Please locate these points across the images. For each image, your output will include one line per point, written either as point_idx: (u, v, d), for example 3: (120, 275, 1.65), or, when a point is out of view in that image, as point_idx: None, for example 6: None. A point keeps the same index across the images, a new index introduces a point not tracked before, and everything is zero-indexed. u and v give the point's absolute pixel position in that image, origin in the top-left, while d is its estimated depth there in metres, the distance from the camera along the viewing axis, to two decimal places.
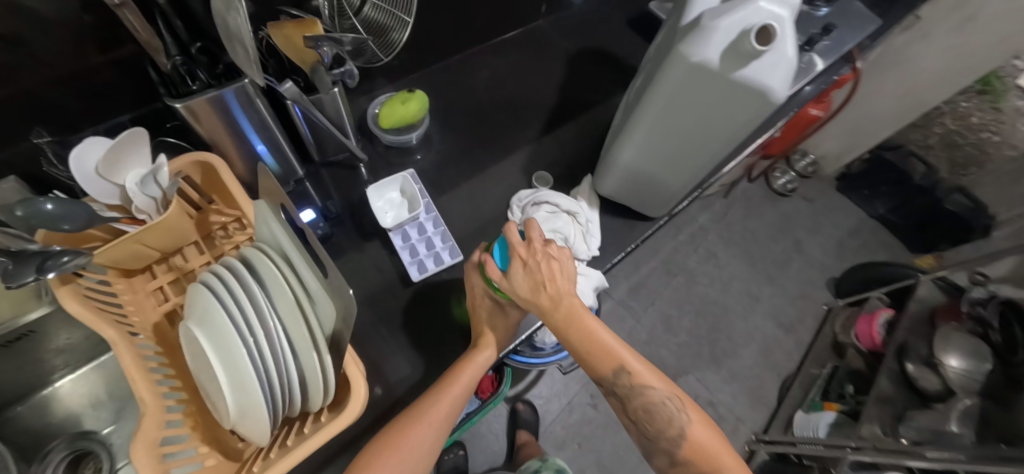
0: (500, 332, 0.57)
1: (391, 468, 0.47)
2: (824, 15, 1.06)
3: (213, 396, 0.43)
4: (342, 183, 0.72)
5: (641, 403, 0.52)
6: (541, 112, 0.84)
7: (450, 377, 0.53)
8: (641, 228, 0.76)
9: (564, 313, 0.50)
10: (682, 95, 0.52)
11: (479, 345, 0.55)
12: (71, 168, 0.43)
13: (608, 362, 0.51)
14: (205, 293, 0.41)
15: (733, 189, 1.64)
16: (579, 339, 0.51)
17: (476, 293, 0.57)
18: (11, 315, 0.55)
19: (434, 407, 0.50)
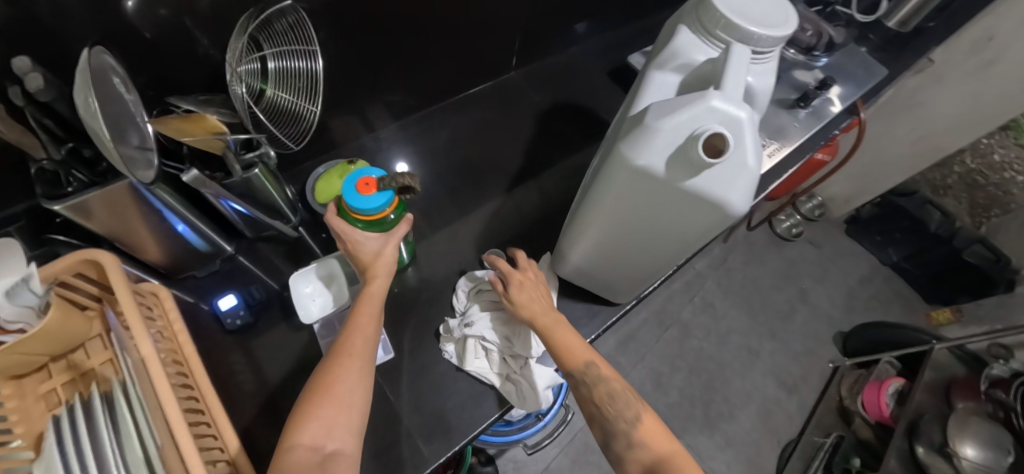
0: (389, 256, 0.51)
1: (326, 409, 0.40)
2: (823, 65, 0.99)
3: None
4: (279, 259, 0.68)
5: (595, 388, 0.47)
6: (502, 178, 0.80)
7: (342, 340, 0.45)
8: (605, 314, 0.68)
9: (549, 318, 0.53)
10: (632, 198, 0.45)
11: (370, 276, 0.50)
12: None
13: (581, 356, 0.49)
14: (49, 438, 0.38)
15: (732, 233, 1.55)
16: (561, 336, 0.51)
17: (356, 241, 0.50)
18: None
19: (348, 341, 0.45)
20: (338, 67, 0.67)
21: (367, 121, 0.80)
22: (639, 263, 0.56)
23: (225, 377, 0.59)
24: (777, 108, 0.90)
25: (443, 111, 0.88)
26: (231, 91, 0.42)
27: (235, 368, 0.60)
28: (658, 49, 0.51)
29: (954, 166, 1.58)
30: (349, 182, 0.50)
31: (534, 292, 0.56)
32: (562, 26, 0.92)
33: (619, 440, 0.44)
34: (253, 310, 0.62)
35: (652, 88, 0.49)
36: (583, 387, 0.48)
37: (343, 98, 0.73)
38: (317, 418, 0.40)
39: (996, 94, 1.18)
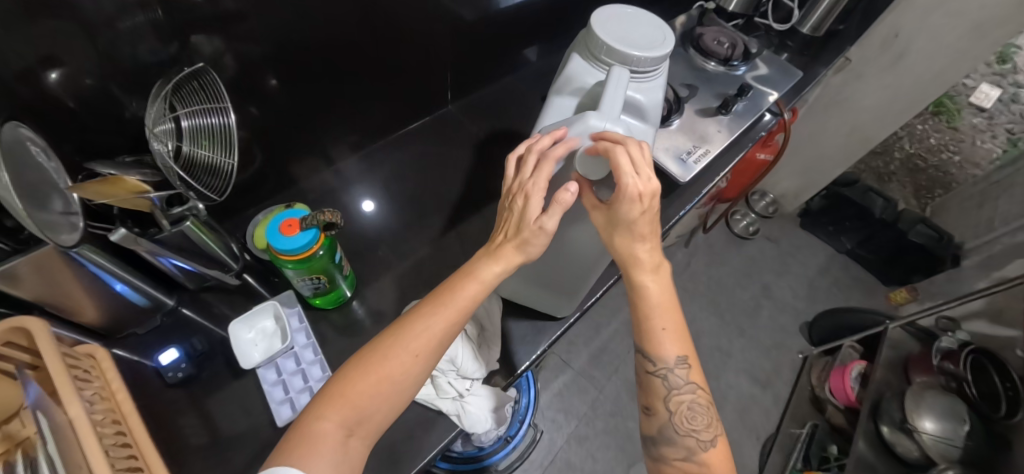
0: (537, 241, 0.47)
1: (373, 386, 0.42)
2: (742, 73, 1.07)
3: None
4: (224, 307, 0.69)
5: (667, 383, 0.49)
6: (445, 206, 0.84)
7: (451, 284, 0.47)
8: (550, 329, 0.70)
9: (653, 262, 0.49)
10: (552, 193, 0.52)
11: (491, 259, 0.47)
12: None
13: (673, 341, 0.49)
14: None
15: (692, 238, 1.60)
16: (660, 299, 0.48)
17: (534, 193, 0.46)
18: None
19: (427, 323, 0.44)
20: (274, 117, 0.71)
21: (309, 165, 0.83)
22: (568, 264, 0.60)
23: (171, 433, 0.58)
24: (700, 117, 0.95)
25: (386, 148, 0.92)
26: (153, 149, 0.45)
27: (181, 421, 0.60)
28: (556, 75, 0.55)
29: (893, 152, 1.66)
30: (274, 225, 0.53)
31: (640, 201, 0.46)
32: (492, 59, 0.97)
33: (675, 427, 0.49)
34: (195, 360, 0.63)
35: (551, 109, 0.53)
36: (660, 378, 0.49)
37: (285, 146, 0.76)
38: (367, 396, 0.42)
39: (912, 85, 1.26)
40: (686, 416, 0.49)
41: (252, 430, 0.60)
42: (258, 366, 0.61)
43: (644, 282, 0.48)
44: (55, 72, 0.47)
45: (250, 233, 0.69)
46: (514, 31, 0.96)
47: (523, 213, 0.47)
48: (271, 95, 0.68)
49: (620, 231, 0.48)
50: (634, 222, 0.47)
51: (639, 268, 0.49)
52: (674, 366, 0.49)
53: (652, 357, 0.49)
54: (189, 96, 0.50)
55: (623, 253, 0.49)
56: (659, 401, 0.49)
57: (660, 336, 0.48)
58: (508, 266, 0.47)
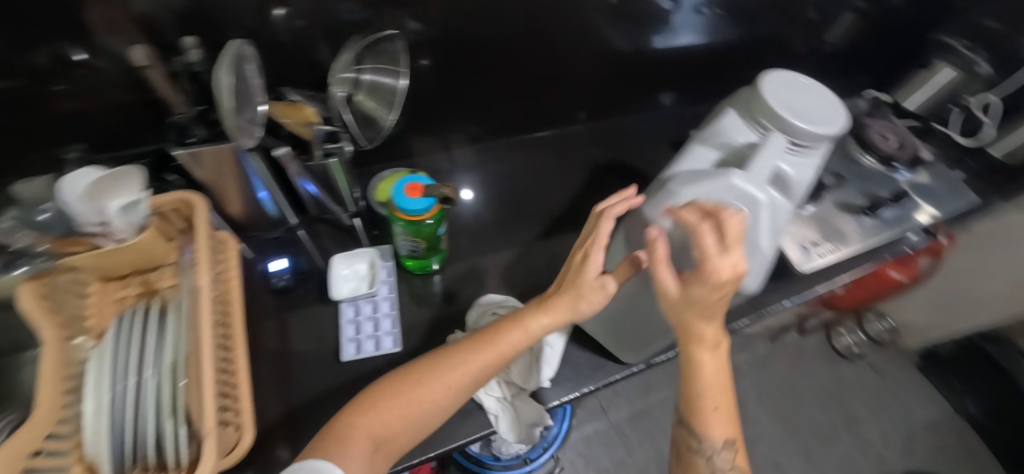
0: (583, 302, 0.49)
1: (403, 408, 0.44)
2: (904, 178, 0.94)
3: (85, 435, 0.42)
4: (330, 240, 0.77)
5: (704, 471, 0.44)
6: (544, 216, 0.85)
7: (499, 326, 0.50)
8: (609, 370, 0.68)
9: (712, 346, 0.43)
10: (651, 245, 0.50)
11: (538, 311, 0.50)
12: (60, 194, 0.46)
13: (721, 421, 0.43)
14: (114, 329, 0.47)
15: (781, 335, 1.44)
16: (711, 381, 0.43)
17: (592, 264, 0.49)
18: None
19: (464, 361, 0.47)
20: (424, 90, 0.78)
21: (437, 141, 0.90)
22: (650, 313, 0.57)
23: (255, 330, 0.66)
24: (840, 210, 0.87)
25: (506, 146, 0.96)
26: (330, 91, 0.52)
27: (267, 324, 0.67)
28: (705, 124, 0.54)
29: None
30: (402, 183, 0.57)
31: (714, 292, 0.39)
32: (633, 92, 0.97)
33: None
34: (293, 276, 0.71)
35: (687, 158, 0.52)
36: (701, 458, 0.44)
37: (424, 118, 0.83)
38: (396, 414, 0.44)
39: None
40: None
41: (314, 353, 0.66)
42: (342, 301, 0.68)
43: (700, 359, 0.42)
44: (282, 8, 0.56)
45: (372, 185, 0.76)
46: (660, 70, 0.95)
47: (579, 273, 0.50)
48: (428, 71, 0.75)
49: (688, 306, 0.41)
50: (706, 302, 0.40)
51: (700, 344, 0.42)
52: (719, 449, 0.44)
53: (698, 434, 0.44)
54: (372, 55, 0.57)
55: (686, 322, 0.42)
56: None
57: (710, 415, 0.43)
58: (554, 321, 0.49)
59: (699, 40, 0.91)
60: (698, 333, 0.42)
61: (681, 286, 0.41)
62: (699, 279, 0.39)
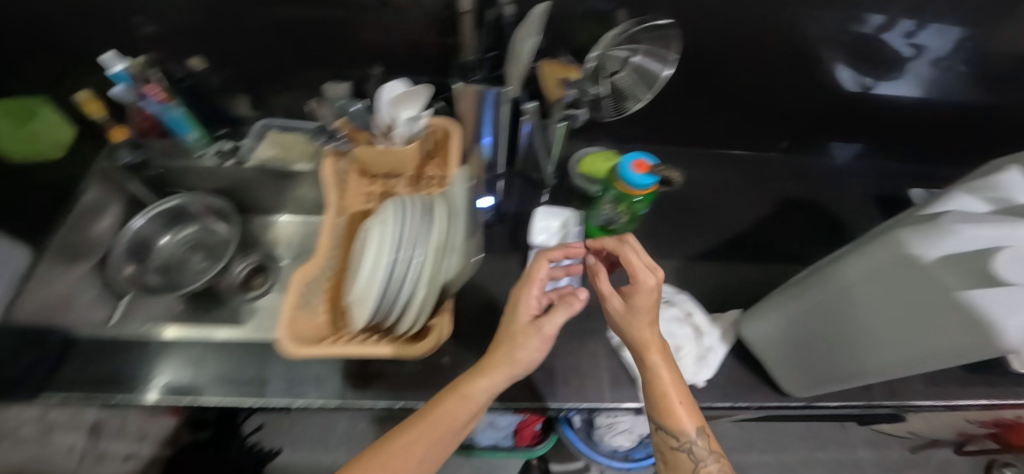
0: (517, 356, 0.50)
1: None
2: None
3: (361, 282, 0.51)
4: (523, 193, 0.85)
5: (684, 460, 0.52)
6: (721, 229, 0.84)
7: (434, 401, 0.51)
8: (766, 395, 0.66)
9: (660, 356, 0.53)
10: (895, 269, 0.47)
11: (471, 378, 0.50)
12: (379, 95, 0.61)
13: (691, 421, 0.52)
14: (394, 204, 0.55)
15: (928, 449, 1.23)
16: (670, 390, 0.53)
17: (520, 311, 0.52)
18: (295, 162, 0.79)
19: (407, 440, 0.48)
20: None
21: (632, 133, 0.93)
22: (849, 349, 0.54)
23: None
24: None
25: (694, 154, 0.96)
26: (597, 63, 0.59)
27: None
28: (978, 171, 0.50)
29: None
30: (630, 156, 0.62)
31: (648, 296, 0.52)
32: (847, 131, 0.91)
33: None
34: (490, 215, 0.81)
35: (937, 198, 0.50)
36: (683, 452, 0.53)
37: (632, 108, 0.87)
38: None
39: None
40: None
41: (492, 285, 0.74)
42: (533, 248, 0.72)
43: (654, 361, 0.52)
44: None
45: (578, 154, 0.79)
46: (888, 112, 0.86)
47: (511, 319, 0.52)
48: None
49: (632, 317, 0.53)
50: (636, 327, 0.53)
51: (650, 348, 0.53)
52: (695, 438, 0.52)
53: (674, 433, 0.52)
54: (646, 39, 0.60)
55: (630, 332, 0.54)
56: None
57: (676, 409, 0.52)
58: (490, 378, 0.50)
59: (950, 94, 0.83)
60: (650, 345, 0.53)
61: (625, 303, 0.54)
62: (641, 292, 0.51)
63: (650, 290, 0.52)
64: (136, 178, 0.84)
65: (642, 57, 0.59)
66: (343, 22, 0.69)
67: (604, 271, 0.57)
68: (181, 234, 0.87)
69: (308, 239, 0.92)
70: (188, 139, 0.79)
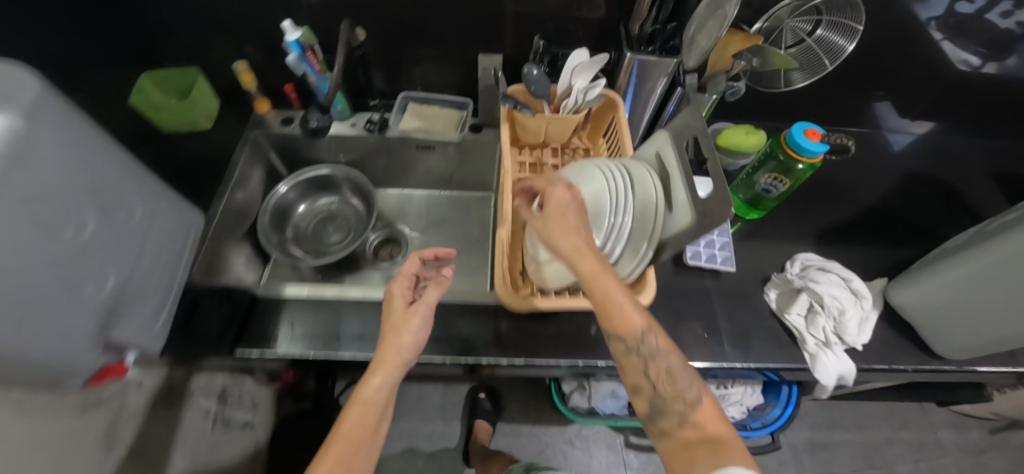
0: (419, 319, 0.58)
1: (351, 450, 0.50)
2: None
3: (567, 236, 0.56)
4: None
5: (645, 361, 0.50)
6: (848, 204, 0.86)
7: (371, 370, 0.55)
8: (920, 359, 0.68)
9: (592, 265, 0.49)
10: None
11: (399, 337, 0.57)
12: (564, 62, 0.64)
13: (622, 323, 0.49)
14: (591, 163, 0.60)
15: (1008, 431, 1.25)
16: (597, 286, 0.49)
17: (399, 298, 0.60)
18: (438, 133, 0.82)
19: (369, 391, 0.53)
20: None
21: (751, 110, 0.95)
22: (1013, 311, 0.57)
23: None
24: None
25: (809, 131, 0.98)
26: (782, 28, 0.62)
27: None
28: None
29: None
30: (800, 125, 0.64)
31: (560, 198, 0.52)
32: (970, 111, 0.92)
33: (678, 413, 0.49)
34: None
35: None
36: (636, 353, 0.51)
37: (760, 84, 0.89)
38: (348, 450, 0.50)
39: None
40: (666, 380, 0.50)
41: None
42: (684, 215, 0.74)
43: (586, 265, 0.49)
44: None
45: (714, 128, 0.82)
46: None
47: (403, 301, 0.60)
48: None
49: (548, 223, 0.52)
50: (570, 232, 0.51)
51: (580, 255, 0.49)
52: (643, 335, 0.50)
53: (620, 335, 0.50)
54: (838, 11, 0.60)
55: (564, 247, 0.50)
56: (642, 378, 0.51)
57: (622, 309, 0.49)
58: (416, 332, 0.57)
59: None
60: (569, 246, 0.50)
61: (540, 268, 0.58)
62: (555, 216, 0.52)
63: (565, 205, 0.52)
64: (279, 147, 0.86)
65: (827, 29, 0.60)
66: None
67: (399, 286, 0.61)
68: (316, 202, 0.90)
69: (433, 211, 0.94)
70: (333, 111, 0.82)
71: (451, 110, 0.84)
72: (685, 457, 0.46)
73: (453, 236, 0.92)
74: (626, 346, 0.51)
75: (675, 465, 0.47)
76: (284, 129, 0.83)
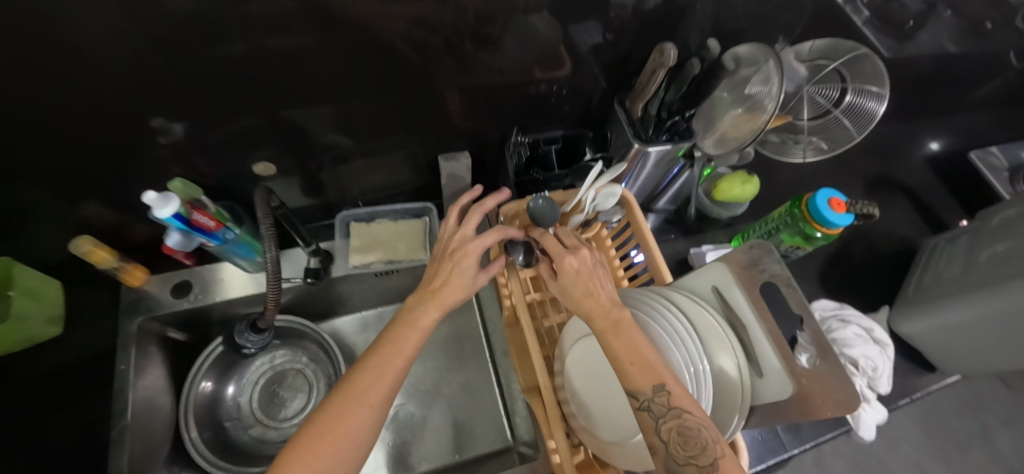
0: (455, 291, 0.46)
1: (327, 458, 0.38)
2: None
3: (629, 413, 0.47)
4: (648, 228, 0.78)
5: (672, 426, 0.38)
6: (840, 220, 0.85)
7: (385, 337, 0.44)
8: (929, 379, 0.71)
9: (609, 322, 0.43)
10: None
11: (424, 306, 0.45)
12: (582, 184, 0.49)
13: (642, 371, 0.40)
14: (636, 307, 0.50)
15: None
16: (623, 348, 0.42)
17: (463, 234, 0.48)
18: (403, 257, 0.64)
19: (374, 378, 0.41)
20: None
21: None
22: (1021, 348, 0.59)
23: None
24: None
25: None
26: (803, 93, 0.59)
27: None
28: None
29: None
30: (823, 194, 0.59)
31: (571, 268, 0.46)
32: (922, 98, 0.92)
33: None
34: None
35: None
36: (650, 415, 0.39)
37: None
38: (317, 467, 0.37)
39: None
40: (681, 445, 0.38)
41: None
42: None
43: (608, 342, 0.42)
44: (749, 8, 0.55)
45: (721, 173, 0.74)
46: (961, 80, 0.88)
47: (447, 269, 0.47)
48: None
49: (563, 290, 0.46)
50: (584, 287, 0.45)
51: (594, 314, 0.44)
52: (654, 396, 0.39)
53: (628, 395, 0.41)
54: (860, 79, 0.57)
55: (582, 306, 0.45)
56: (651, 436, 0.39)
57: (626, 371, 0.41)
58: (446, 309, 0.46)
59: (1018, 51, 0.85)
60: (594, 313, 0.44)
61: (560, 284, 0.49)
62: (566, 275, 0.46)
63: (580, 272, 0.46)
64: (184, 322, 0.63)
65: (854, 95, 0.58)
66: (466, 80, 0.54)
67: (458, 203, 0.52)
68: (249, 371, 0.69)
69: None
70: (249, 263, 0.63)
71: (410, 223, 0.66)
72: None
73: (439, 355, 0.77)
74: (639, 399, 0.40)
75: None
76: (179, 302, 0.61)
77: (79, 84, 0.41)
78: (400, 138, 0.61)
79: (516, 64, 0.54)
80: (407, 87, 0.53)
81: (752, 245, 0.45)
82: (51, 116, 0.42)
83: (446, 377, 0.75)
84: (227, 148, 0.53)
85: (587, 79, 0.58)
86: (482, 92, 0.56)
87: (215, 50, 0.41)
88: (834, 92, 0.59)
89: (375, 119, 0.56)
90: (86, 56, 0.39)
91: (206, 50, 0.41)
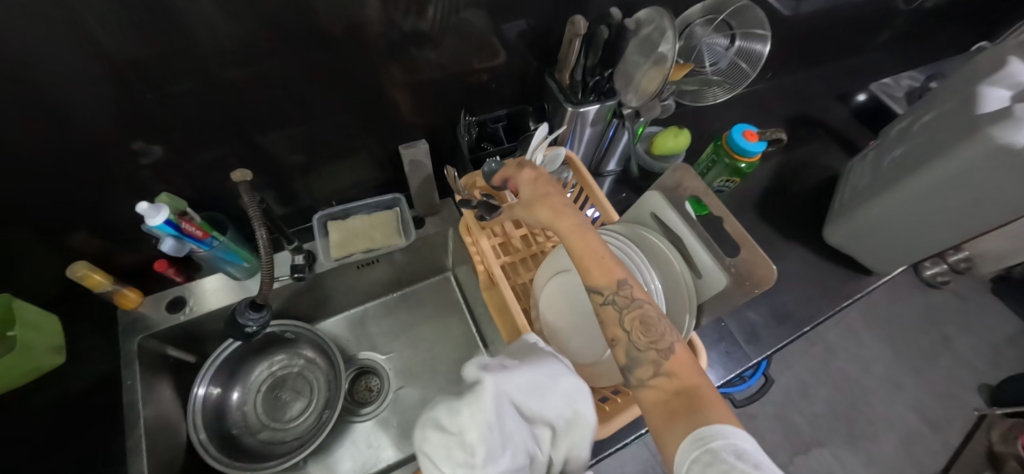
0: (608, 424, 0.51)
1: None
2: None
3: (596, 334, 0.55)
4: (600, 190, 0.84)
5: (636, 313, 0.42)
6: (769, 161, 0.93)
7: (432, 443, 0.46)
8: (866, 281, 0.81)
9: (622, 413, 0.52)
10: (967, 171, 0.61)
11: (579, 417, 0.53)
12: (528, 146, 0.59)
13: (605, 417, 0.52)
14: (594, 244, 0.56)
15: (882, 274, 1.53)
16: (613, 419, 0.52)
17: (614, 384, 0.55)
18: (382, 244, 0.69)
19: None
20: None
21: None
22: (923, 233, 0.70)
23: None
24: None
25: None
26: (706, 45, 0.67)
27: None
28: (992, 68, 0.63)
29: None
30: (738, 128, 0.68)
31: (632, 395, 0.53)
32: (821, 47, 1.02)
33: (640, 368, 0.40)
34: None
35: (958, 81, 0.68)
36: (614, 306, 0.43)
37: None
38: None
39: None
40: (643, 325, 0.42)
41: None
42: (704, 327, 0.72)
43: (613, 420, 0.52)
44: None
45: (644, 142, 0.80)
46: (846, 26, 0.99)
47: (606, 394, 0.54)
48: None
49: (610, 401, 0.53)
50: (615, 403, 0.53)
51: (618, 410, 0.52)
52: (620, 285, 0.44)
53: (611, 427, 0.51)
54: (737, 19, 0.67)
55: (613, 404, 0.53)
56: (618, 327, 0.42)
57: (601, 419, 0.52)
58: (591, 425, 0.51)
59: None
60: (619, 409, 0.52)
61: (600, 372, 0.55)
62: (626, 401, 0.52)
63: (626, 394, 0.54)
64: (180, 338, 0.67)
65: (742, 39, 0.68)
66: (391, 93, 0.62)
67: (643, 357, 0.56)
68: (251, 380, 0.73)
69: (398, 321, 0.83)
70: (237, 270, 0.67)
71: (382, 213, 0.72)
72: (665, 415, 0.37)
73: (432, 340, 0.82)
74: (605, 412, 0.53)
75: (657, 425, 0.37)
76: (174, 316, 0.64)
77: (57, 111, 0.45)
78: (363, 143, 0.68)
79: (456, 60, 0.61)
80: (344, 94, 0.59)
81: (675, 169, 0.51)
82: (32, 145, 0.47)
83: (440, 357, 0.80)
84: (203, 172, 0.59)
85: (518, 62, 0.67)
86: (421, 90, 0.63)
87: (172, 85, 0.48)
88: (725, 39, 0.68)
89: (337, 137, 0.65)
90: (68, 91, 0.44)
91: (173, 89, 0.49)
